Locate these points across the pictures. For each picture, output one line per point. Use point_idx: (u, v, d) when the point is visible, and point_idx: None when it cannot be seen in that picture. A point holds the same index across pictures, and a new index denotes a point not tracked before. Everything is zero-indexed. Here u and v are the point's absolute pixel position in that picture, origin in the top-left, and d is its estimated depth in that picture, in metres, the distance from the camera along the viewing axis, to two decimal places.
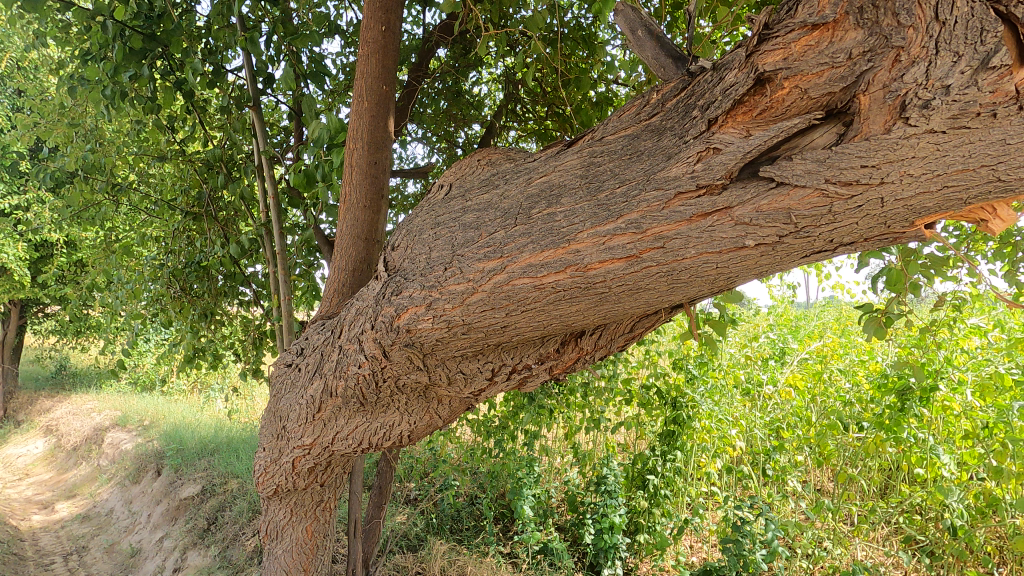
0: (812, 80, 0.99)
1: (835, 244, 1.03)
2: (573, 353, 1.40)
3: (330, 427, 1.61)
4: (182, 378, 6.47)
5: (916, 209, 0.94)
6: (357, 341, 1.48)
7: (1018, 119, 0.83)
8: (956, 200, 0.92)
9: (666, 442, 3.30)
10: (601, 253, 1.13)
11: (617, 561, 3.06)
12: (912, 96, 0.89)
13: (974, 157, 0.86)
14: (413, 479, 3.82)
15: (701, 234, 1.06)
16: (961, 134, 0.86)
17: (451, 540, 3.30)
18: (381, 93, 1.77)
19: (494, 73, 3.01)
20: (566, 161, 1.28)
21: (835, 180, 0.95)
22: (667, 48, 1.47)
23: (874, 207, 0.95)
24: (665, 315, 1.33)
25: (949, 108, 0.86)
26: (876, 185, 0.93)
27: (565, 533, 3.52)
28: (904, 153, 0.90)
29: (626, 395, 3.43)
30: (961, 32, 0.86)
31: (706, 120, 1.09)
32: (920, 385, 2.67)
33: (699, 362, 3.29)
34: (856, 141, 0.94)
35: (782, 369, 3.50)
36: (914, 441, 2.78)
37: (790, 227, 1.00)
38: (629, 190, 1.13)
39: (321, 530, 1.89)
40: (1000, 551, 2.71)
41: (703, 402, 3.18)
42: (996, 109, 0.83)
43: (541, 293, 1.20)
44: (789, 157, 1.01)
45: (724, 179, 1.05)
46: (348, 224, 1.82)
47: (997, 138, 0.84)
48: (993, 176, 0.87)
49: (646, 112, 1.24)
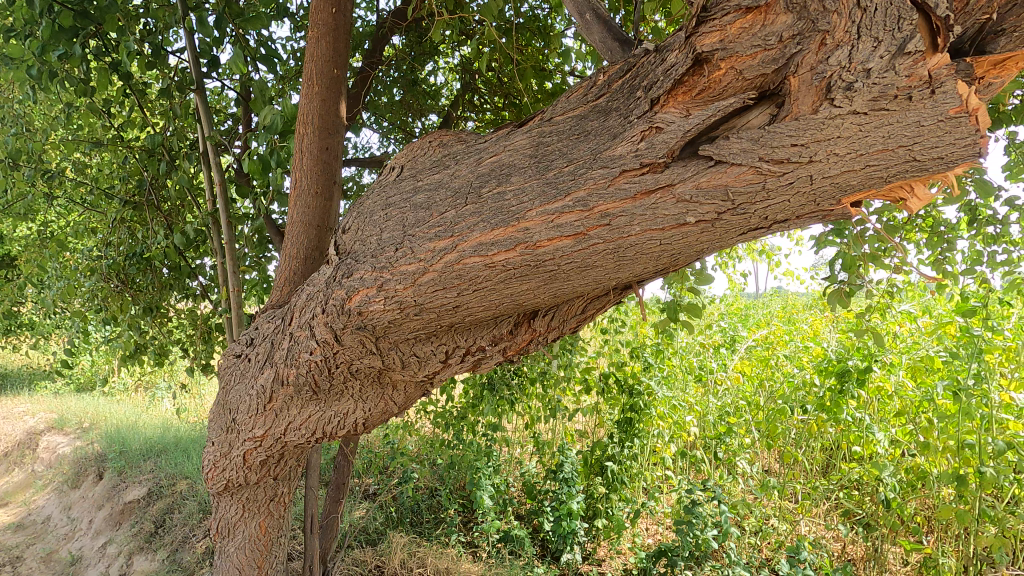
0: (746, 62, 1.03)
1: (768, 221, 1.07)
2: (526, 335, 1.41)
3: (282, 418, 1.57)
4: (125, 377, 6.17)
5: (842, 186, 0.99)
6: (308, 327, 1.46)
7: (931, 102, 0.90)
8: (877, 178, 0.98)
9: (623, 428, 3.39)
10: (550, 231, 1.14)
11: (576, 546, 3.11)
12: (837, 78, 0.95)
13: (892, 137, 0.93)
14: (372, 474, 3.78)
15: (645, 212, 1.08)
16: (881, 115, 0.92)
17: (411, 532, 3.29)
18: (332, 78, 1.73)
19: (451, 62, 2.99)
20: (516, 141, 1.29)
21: (768, 158, 1.00)
22: (614, 31, 1.50)
23: (803, 184, 1.00)
24: (614, 296, 1.35)
25: (870, 90, 0.92)
26: (805, 164, 0.98)
27: (524, 522, 3.56)
28: (830, 133, 0.96)
29: (585, 384, 3.51)
30: (881, 19, 0.92)
31: (649, 99, 1.11)
32: (857, 367, 2.84)
33: (655, 350, 3.38)
34: (786, 121, 1.00)
35: (733, 356, 3.65)
36: (853, 421, 2.93)
37: (727, 204, 1.04)
38: (577, 168, 1.15)
39: (274, 526, 1.85)
40: (929, 521, 2.89)
41: (658, 389, 3.27)
42: (911, 91, 0.90)
43: (491, 272, 1.21)
44: (726, 137, 1.05)
45: (666, 158, 1.08)
46: (299, 212, 1.78)
47: (912, 120, 0.91)
48: (910, 156, 0.94)
49: (593, 93, 1.25)
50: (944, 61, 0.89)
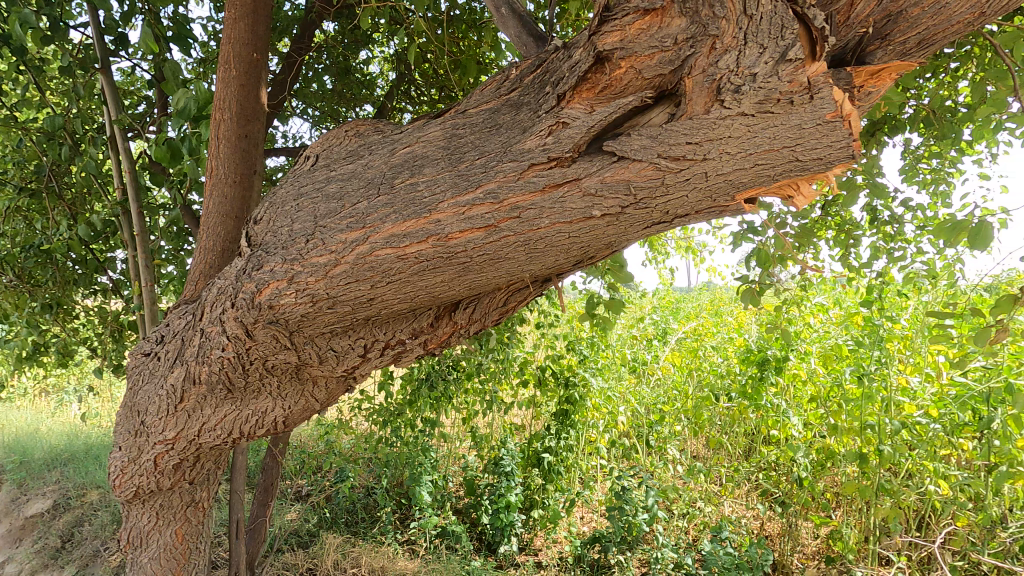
0: (644, 62, 1.07)
1: (669, 216, 1.12)
2: (448, 328, 1.40)
3: (194, 419, 1.49)
4: (29, 382, 5.67)
5: (735, 183, 1.05)
6: (219, 322, 1.40)
7: (809, 106, 0.97)
8: (766, 177, 1.04)
9: (560, 420, 3.45)
10: (461, 223, 1.15)
11: (513, 537, 3.15)
12: (726, 81, 1.00)
13: (777, 139, 0.99)
14: (305, 475, 3.67)
15: (554, 205, 1.11)
16: (767, 117, 0.99)
17: (345, 533, 3.21)
18: (252, 62, 1.66)
19: (386, 52, 2.93)
20: (430, 132, 1.28)
21: (666, 155, 1.04)
22: (529, 27, 1.51)
23: (699, 181, 1.05)
24: (535, 288, 1.35)
25: (756, 94, 0.98)
26: (699, 161, 1.03)
27: (462, 516, 3.57)
28: (721, 132, 1.01)
29: (524, 377, 3.59)
30: (766, 27, 0.97)
31: (555, 95, 1.14)
32: (776, 356, 3.04)
33: (590, 343, 3.47)
34: (682, 120, 1.04)
35: (664, 347, 3.80)
36: (771, 407, 3.12)
37: (629, 198, 1.08)
38: (488, 161, 1.16)
39: (193, 532, 1.75)
40: (837, 497, 3.14)
41: (593, 381, 3.36)
42: (793, 96, 0.97)
43: (404, 264, 1.20)
44: (628, 134, 1.09)
45: (572, 152, 1.11)
46: (214, 202, 1.68)
47: (794, 123, 0.98)
48: (794, 157, 1.00)
49: (506, 87, 1.27)
50: (821, 70, 0.96)
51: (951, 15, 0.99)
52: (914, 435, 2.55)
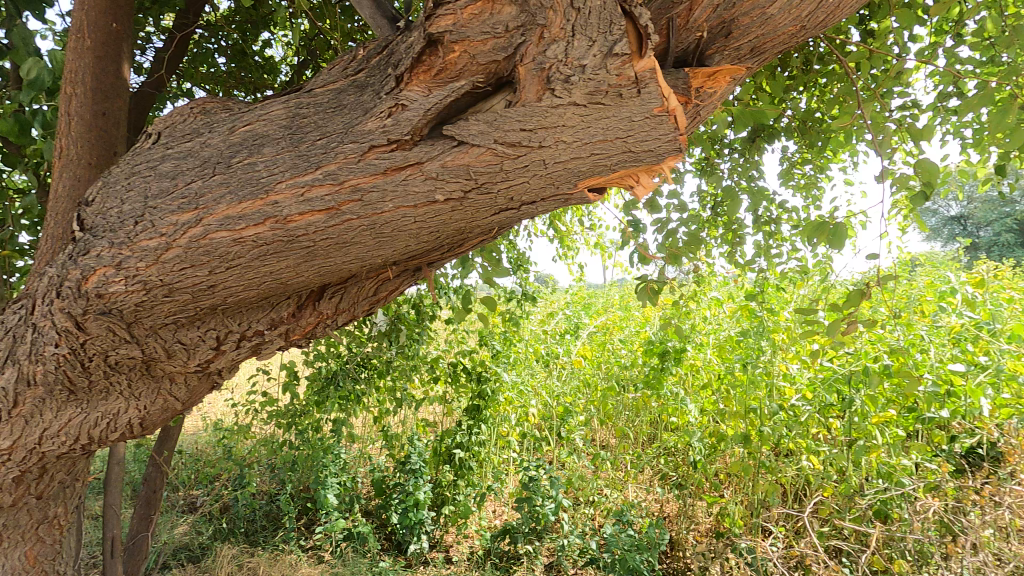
0: (478, 47, 1.09)
1: (514, 202, 1.16)
2: (313, 318, 1.38)
3: (32, 425, 1.34)
4: None
5: (574, 172, 1.11)
6: (49, 315, 1.27)
7: (637, 99, 1.06)
8: (603, 166, 1.10)
9: (472, 416, 3.46)
10: (300, 205, 1.11)
11: (423, 535, 3.12)
12: (556, 71, 1.06)
13: (610, 130, 1.07)
14: (200, 485, 3.43)
15: (396, 188, 1.11)
16: (598, 109, 1.06)
17: (243, 543, 3.04)
18: (110, 32, 1.52)
19: (289, 37, 2.81)
20: (272, 110, 1.23)
21: (503, 141, 1.08)
22: (383, 10, 1.49)
23: (538, 168, 1.09)
24: (394, 274, 1.36)
25: (586, 85, 1.05)
26: (536, 148, 1.08)
27: (372, 517, 3.49)
28: (555, 121, 1.06)
29: (433, 372, 3.52)
30: (594, 21, 1.06)
31: (394, 77, 1.13)
32: (675, 348, 3.22)
33: (504, 338, 3.52)
34: (516, 107, 1.08)
35: (576, 341, 3.92)
36: (671, 395, 3.31)
37: (470, 183, 1.10)
38: (329, 142, 1.14)
39: (48, 554, 1.59)
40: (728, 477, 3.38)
41: (505, 375, 3.42)
42: (622, 89, 1.05)
43: (243, 248, 1.14)
44: (467, 118, 1.11)
45: (411, 135, 1.11)
46: (64, 183, 1.50)
47: (625, 116, 1.06)
48: (626, 146, 1.08)
49: (352, 68, 1.25)
50: (649, 65, 1.06)
51: (778, 24, 1.13)
52: (789, 416, 2.81)
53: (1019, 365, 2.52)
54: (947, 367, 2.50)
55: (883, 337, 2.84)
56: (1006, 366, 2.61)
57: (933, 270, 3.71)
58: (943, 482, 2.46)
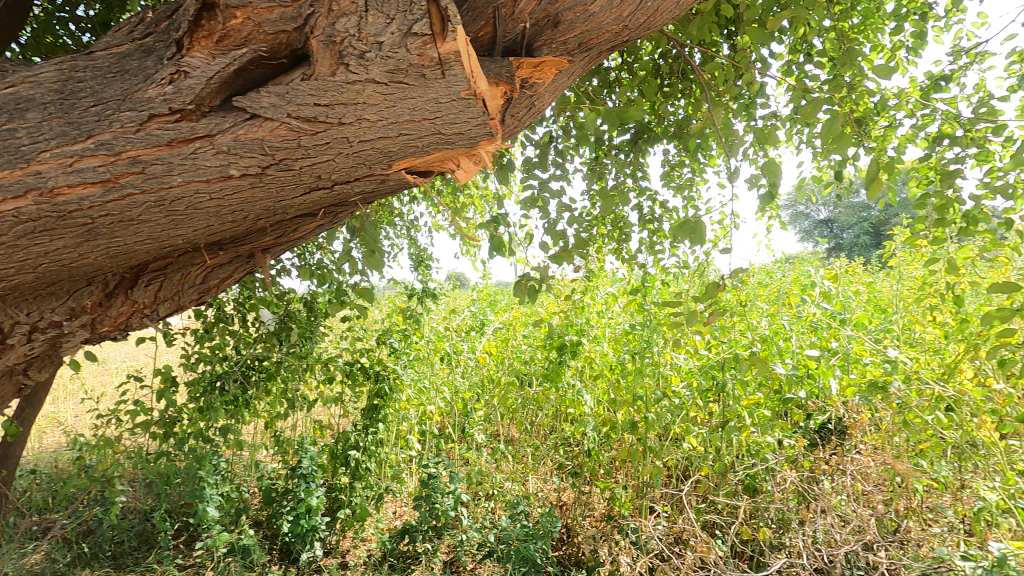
0: (262, 16, 1.18)
1: (324, 179, 1.31)
2: (126, 308, 1.59)
3: None
4: None
5: (381, 149, 1.27)
6: None
7: (439, 82, 1.21)
8: (412, 145, 1.28)
9: (369, 416, 3.36)
10: (68, 176, 1.14)
11: (316, 543, 2.99)
12: (350, 45, 1.17)
13: (416, 110, 1.23)
14: (57, 508, 3.06)
15: (185, 161, 1.20)
16: (402, 88, 1.20)
17: (107, 567, 2.75)
18: None
19: None
20: (42, 72, 1.24)
21: (297, 115, 1.20)
22: None
23: (341, 144, 1.24)
24: (210, 259, 1.62)
25: (385, 62, 1.18)
26: (337, 125, 1.22)
27: (261, 528, 3.30)
28: (354, 98, 1.20)
29: (327, 373, 3.40)
30: (394, 2, 1.18)
31: (175, 43, 1.20)
32: (572, 341, 3.32)
33: (403, 335, 3.46)
34: (310, 80, 1.19)
35: (480, 338, 3.94)
36: (569, 387, 3.41)
37: (268, 157, 1.23)
38: (103, 110, 1.18)
39: None
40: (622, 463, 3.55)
41: (404, 372, 3.36)
42: (424, 70, 1.20)
43: (10, 227, 1.15)
44: (260, 91, 1.22)
45: (193, 103, 1.20)
46: None
47: (431, 97, 1.22)
48: (436, 127, 1.26)
49: (138, 34, 1.31)
50: (452, 48, 1.19)
51: (600, 23, 1.38)
52: (672, 401, 3.01)
53: (862, 349, 2.86)
54: (803, 352, 2.79)
55: (753, 327, 3.12)
56: (852, 350, 2.96)
57: (799, 266, 4.12)
58: (799, 455, 2.75)
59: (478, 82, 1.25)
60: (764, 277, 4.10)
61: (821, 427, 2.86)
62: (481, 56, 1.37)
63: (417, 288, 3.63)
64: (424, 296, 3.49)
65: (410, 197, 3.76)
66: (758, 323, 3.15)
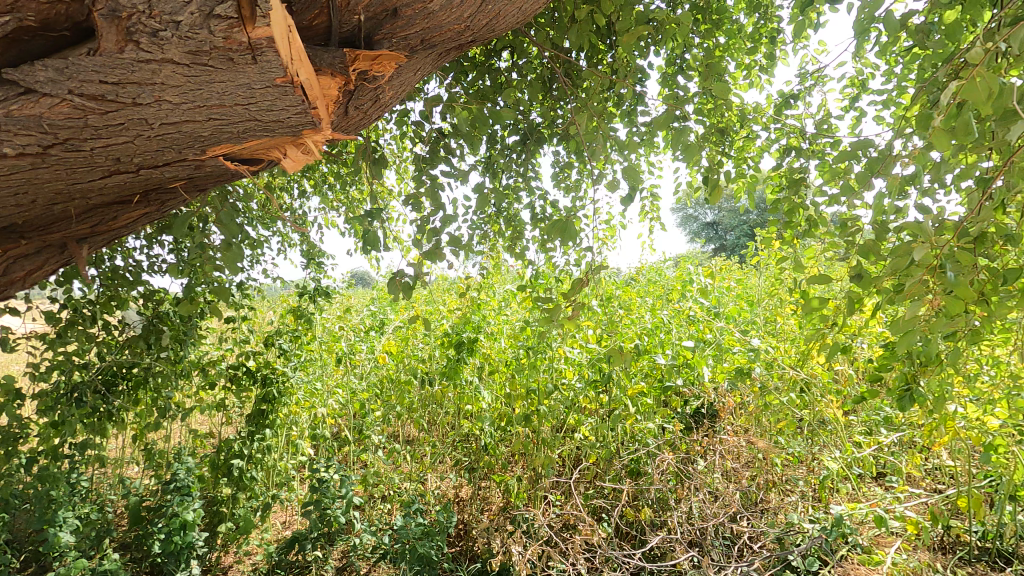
0: None
1: (124, 161, 1.27)
2: None
3: None
4: None
5: (188, 131, 1.24)
6: None
7: (250, 67, 1.17)
8: (224, 128, 1.26)
9: (255, 422, 3.16)
10: None
11: (192, 561, 2.77)
12: (141, 22, 1.08)
13: (227, 95, 1.19)
14: None
15: None
16: (206, 71, 1.15)
17: None
18: None
19: None
20: None
21: (79, 93, 1.12)
22: None
23: (139, 126, 1.19)
24: (9, 250, 1.61)
25: (185, 44, 1.11)
26: (129, 105, 1.15)
27: (129, 551, 3.00)
28: (150, 78, 1.13)
29: (206, 378, 3.15)
30: None
31: None
32: (470, 338, 3.33)
33: (293, 336, 3.29)
34: (94, 56, 1.11)
35: (378, 337, 3.85)
36: (467, 384, 3.43)
37: (49, 136, 1.15)
38: None
39: None
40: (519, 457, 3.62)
41: (294, 374, 3.19)
42: (232, 54, 1.15)
43: None
44: (36, 63, 1.12)
45: None
46: None
47: (243, 82, 1.19)
48: (250, 112, 1.24)
49: None
50: (264, 34, 1.13)
51: (440, 21, 1.42)
52: (564, 394, 3.12)
53: (730, 339, 3.14)
54: (680, 343, 3.00)
55: (638, 321, 3.32)
56: (724, 341, 3.22)
57: (683, 264, 4.43)
58: (676, 438, 2.96)
59: (297, 69, 1.22)
60: (652, 274, 4.37)
61: (695, 412, 3.10)
62: (315, 45, 1.34)
63: (308, 286, 3.46)
64: (316, 295, 3.34)
65: (301, 191, 3.58)
66: (642, 317, 3.34)
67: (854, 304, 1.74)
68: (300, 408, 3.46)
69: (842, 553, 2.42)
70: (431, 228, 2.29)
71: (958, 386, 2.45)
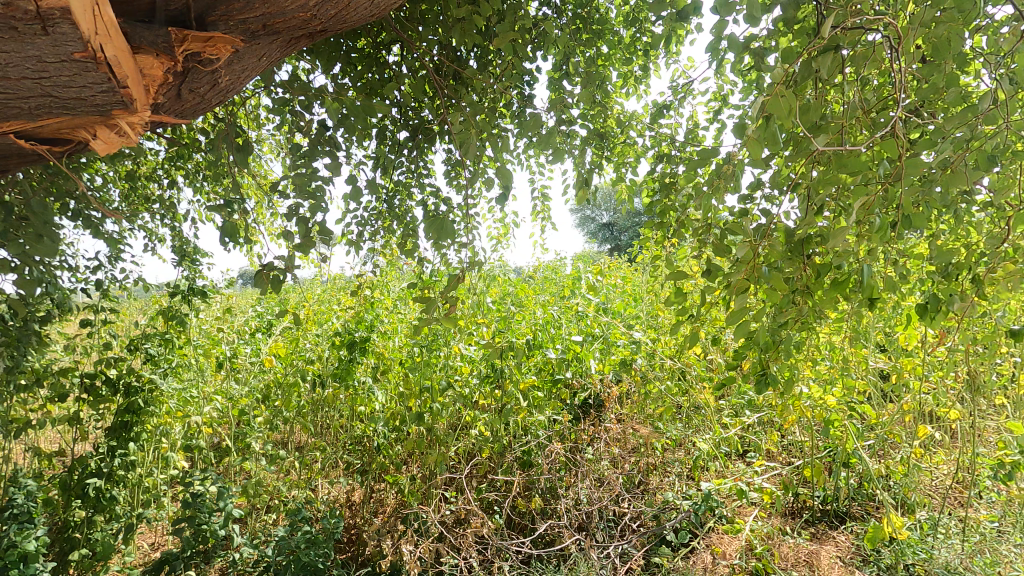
0: None
1: None
2: None
3: None
4: None
5: None
6: None
7: (40, 37, 1.07)
8: (13, 99, 1.15)
9: (116, 435, 2.84)
10: None
11: None
12: None
13: (12, 66, 1.09)
14: None
15: None
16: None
17: None
18: None
19: None
20: None
21: None
22: None
23: None
24: None
25: None
26: None
27: None
28: None
29: (55, 388, 2.78)
30: None
31: None
32: (362, 337, 3.21)
33: (162, 339, 2.99)
34: None
35: (262, 339, 3.60)
36: (359, 385, 3.31)
37: None
38: None
39: None
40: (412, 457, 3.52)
41: (163, 381, 2.90)
42: (16, 22, 1.05)
43: None
44: None
45: None
46: None
47: (30, 53, 1.08)
48: (42, 87, 1.13)
49: None
50: (57, 4, 1.04)
51: (283, 8, 1.36)
52: (459, 391, 3.10)
53: (615, 333, 3.32)
54: (569, 337, 3.13)
55: (531, 317, 3.41)
56: (610, 335, 3.40)
57: (575, 263, 4.60)
58: (565, 429, 3.08)
59: (101, 45, 1.12)
60: (547, 273, 4.51)
61: (583, 403, 3.25)
62: (138, 21, 1.27)
63: (180, 284, 3.17)
64: (189, 294, 3.06)
65: (171, 181, 3.26)
66: (534, 313, 3.45)
67: (713, 296, 1.92)
68: (170, 418, 3.16)
69: (709, 524, 2.64)
70: (314, 224, 2.21)
71: (803, 369, 2.78)
